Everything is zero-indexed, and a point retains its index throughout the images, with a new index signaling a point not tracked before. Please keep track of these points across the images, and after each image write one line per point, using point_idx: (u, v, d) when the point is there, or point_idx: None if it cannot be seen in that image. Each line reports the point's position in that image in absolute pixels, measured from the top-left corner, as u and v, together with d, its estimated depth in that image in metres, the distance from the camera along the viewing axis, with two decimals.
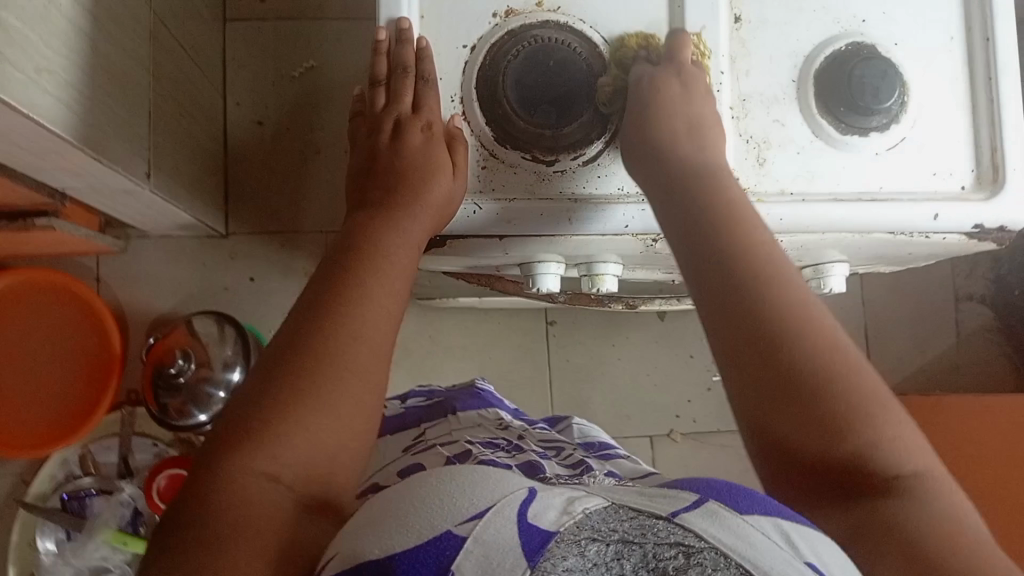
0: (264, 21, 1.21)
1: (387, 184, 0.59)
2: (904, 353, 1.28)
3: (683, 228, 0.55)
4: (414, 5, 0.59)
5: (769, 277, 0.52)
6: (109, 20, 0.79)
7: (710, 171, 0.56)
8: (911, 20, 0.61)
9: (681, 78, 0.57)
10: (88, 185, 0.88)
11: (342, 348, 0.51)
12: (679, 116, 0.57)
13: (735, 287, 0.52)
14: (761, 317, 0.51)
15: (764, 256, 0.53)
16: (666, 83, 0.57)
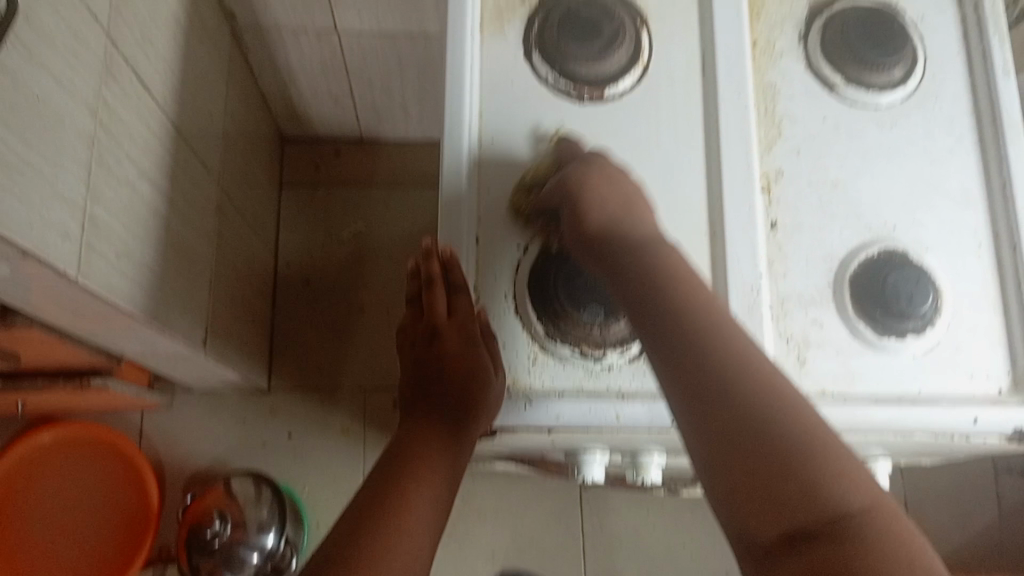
0: (318, 187, 1.31)
1: (433, 394, 0.64)
2: (946, 528, 1.24)
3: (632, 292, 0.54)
4: (472, 208, 0.63)
5: (710, 322, 0.50)
6: (182, 199, 0.86)
7: (669, 257, 0.55)
8: (939, 228, 0.65)
9: (600, 168, 0.60)
10: (146, 350, 0.91)
11: (385, 550, 0.53)
12: (608, 204, 0.58)
13: (673, 325, 0.50)
14: (698, 353, 0.49)
15: (702, 304, 0.52)
16: (582, 172, 0.59)
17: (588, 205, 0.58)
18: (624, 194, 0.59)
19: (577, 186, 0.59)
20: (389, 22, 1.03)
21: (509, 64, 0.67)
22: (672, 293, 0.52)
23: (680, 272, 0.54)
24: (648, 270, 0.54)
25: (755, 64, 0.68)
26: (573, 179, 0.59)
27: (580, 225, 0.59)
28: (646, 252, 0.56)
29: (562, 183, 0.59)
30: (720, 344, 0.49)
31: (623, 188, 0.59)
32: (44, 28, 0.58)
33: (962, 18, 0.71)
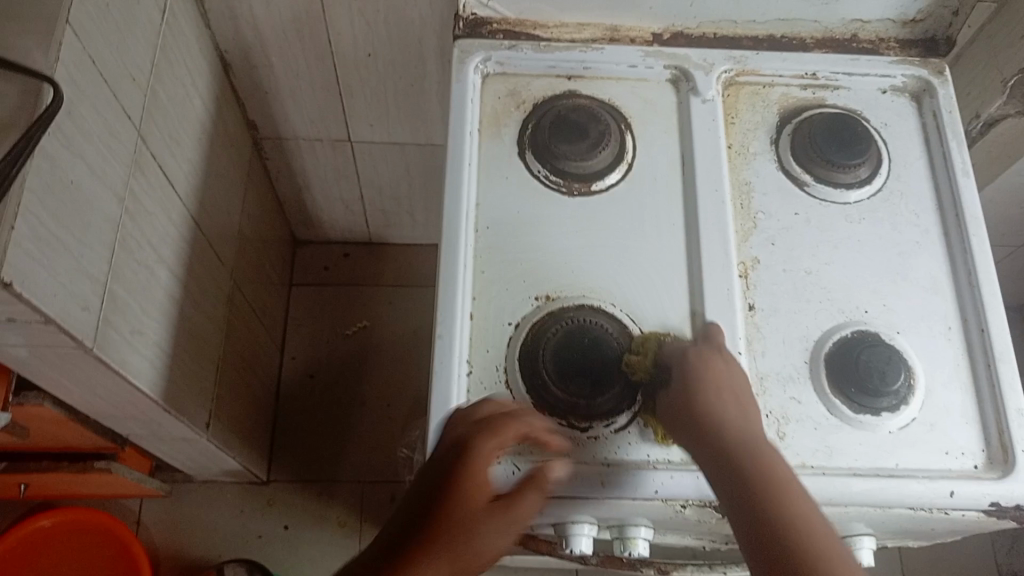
0: (327, 285, 1.36)
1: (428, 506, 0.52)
2: None
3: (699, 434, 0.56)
4: (468, 287, 0.68)
5: (779, 476, 0.53)
6: (196, 288, 0.91)
7: (735, 396, 0.58)
8: (910, 311, 0.68)
9: (723, 361, 0.60)
10: (151, 432, 0.94)
11: None
12: (726, 390, 0.58)
13: (743, 477, 0.53)
14: (768, 511, 0.51)
15: (774, 461, 0.54)
16: (710, 360, 0.60)
17: (699, 391, 0.57)
18: (728, 388, 0.58)
19: (697, 378, 0.58)
20: (399, 132, 1.11)
21: (504, 161, 0.74)
22: (742, 442, 0.55)
23: (746, 419, 0.56)
24: (716, 412, 0.56)
25: (731, 163, 0.74)
26: (698, 366, 0.59)
27: (693, 406, 0.57)
28: (748, 438, 0.55)
29: (689, 363, 0.60)
30: (788, 504, 0.52)
31: (735, 382, 0.59)
32: (83, 122, 0.65)
33: (923, 124, 0.76)
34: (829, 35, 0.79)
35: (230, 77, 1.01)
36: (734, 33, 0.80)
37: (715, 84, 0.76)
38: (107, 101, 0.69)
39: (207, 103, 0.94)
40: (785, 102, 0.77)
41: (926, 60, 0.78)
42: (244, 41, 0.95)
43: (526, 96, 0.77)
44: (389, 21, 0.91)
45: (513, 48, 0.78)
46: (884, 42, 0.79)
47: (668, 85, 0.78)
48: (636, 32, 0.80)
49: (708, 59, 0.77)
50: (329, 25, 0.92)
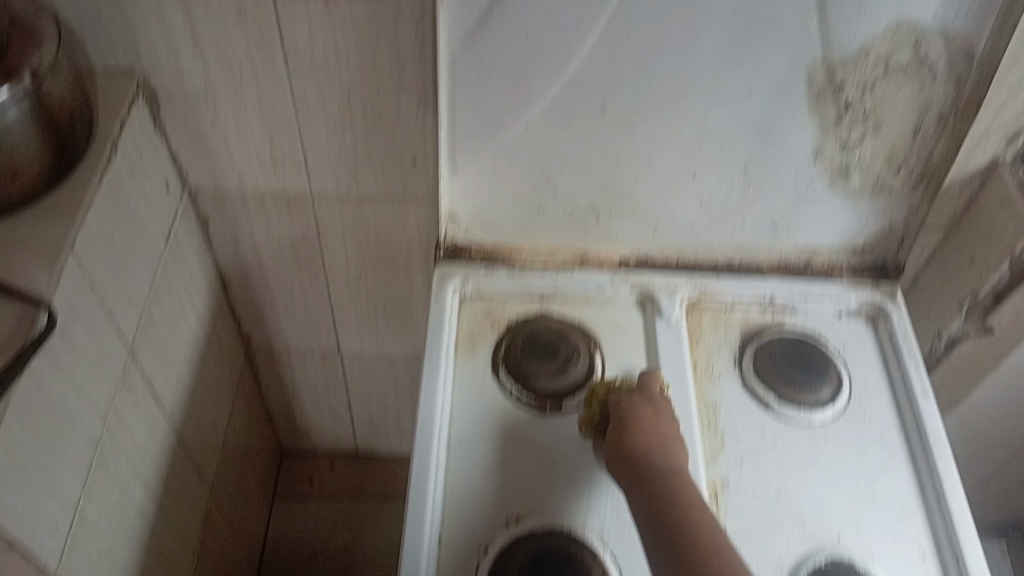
0: (311, 497, 1.35)
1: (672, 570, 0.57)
2: None
3: (615, 440, 0.65)
4: (437, 509, 0.68)
5: (681, 479, 0.62)
6: (166, 501, 0.92)
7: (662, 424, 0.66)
8: (883, 535, 0.68)
9: (652, 404, 0.68)
10: None
11: None
12: (652, 434, 0.65)
13: (650, 477, 0.62)
14: (665, 500, 0.60)
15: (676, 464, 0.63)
16: (640, 408, 0.67)
17: (628, 412, 0.67)
18: (660, 431, 0.66)
19: (630, 422, 0.66)
20: (387, 346, 1.15)
21: (478, 379, 0.77)
22: (654, 448, 0.64)
23: (664, 432, 0.66)
24: (638, 426, 0.66)
25: (698, 382, 0.77)
26: (634, 400, 0.68)
27: (625, 449, 0.64)
28: (662, 448, 0.64)
29: (622, 412, 0.67)
30: (683, 496, 0.61)
31: (664, 426, 0.66)
32: (75, 343, 0.69)
33: (880, 344, 0.80)
34: (784, 261, 0.86)
35: (229, 295, 1.07)
36: (696, 259, 0.86)
37: (679, 306, 0.81)
38: (101, 321, 0.73)
39: (202, 319, 0.99)
40: (746, 324, 0.81)
41: (877, 285, 0.84)
42: (244, 263, 1.02)
43: (501, 316, 0.82)
44: (378, 246, 0.98)
45: (490, 271, 0.84)
46: (836, 269, 0.85)
47: (634, 307, 0.82)
48: (606, 256, 0.87)
49: (671, 281, 0.83)
50: (323, 249, 0.99)
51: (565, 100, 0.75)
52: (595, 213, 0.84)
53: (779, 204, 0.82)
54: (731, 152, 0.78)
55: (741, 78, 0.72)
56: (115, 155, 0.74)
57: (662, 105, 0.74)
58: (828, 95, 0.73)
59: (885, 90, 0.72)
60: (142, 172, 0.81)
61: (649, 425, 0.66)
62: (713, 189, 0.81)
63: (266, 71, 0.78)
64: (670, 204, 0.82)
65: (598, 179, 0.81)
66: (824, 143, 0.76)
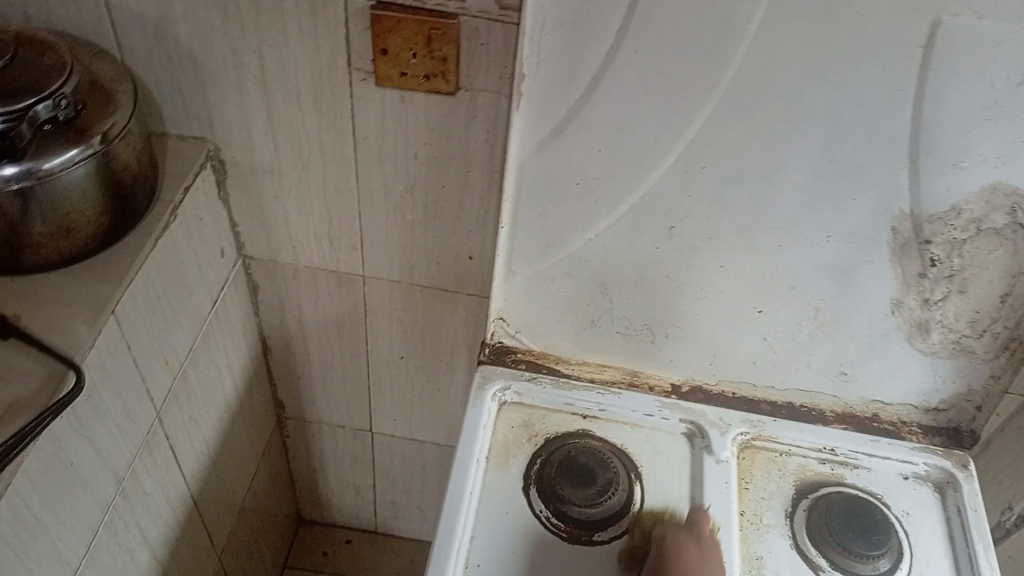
0: (321, 572, 1.30)
1: None
2: None
3: (650, 485, 0.71)
4: None
5: (698, 528, 0.67)
6: (175, 569, 0.89)
7: (697, 488, 0.71)
8: None
9: (690, 471, 0.73)
10: None
11: None
12: (684, 492, 0.70)
13: (670, 517, 0.67)
14: (678, 538, 0.66)
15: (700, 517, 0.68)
16: (677, 470, 0.73)
17: (669, 469, 0.73)
18: (690, 491, 0.71)
19: None
20: (420, 430, 1.12)
21: (506, 495, 0.72)
22: (682, 499, 0.69)
23: (696, 494, 0.70)
24: None
25: (743, 532, 0.71)
26: (674, 465, 0.73)
27: None
28: (690, 501, 0.69)
29: (662, 469, 0.73)
30: (695, 539, 0.66)
31: None
32: (101, 407, 0.67)
33: (947, 518, 0.73)
34: (849, 409, 0.80)
35: (268, 361, 1.05)
36: (753, 395, 0.81)
37: (730, 444, 0.77)
38: (132, 385, 0.72)
39: (238, 384, 0.98)
40: (801, 474, 0.76)
41: (949, 451, 0.77)
42: (287, 332, 1.00)
43: (539, 429, 0.78)
44: (424, 333, 0.96)
45: (534, 381, 0.81)
46: (906, 426, 0.79)
47: (681, 437, 0.78)
48: (656, 379, 0.83)
49: (723, 418, 0.79)
50: (368, 330, 0.97)
51: (632, 218, 0.72)
52: (650, 333, 0.80)
53: (850, 353, 0.77)
54: (803, 291, 0.74)
55: (818, 223, 0.69)
56: (173, 221, 0.75)
57: (734, 236, 0.72)
58: (913, 248, 0.69)
59: (975, 250, 0.68)
60: (199, 237, 0.81)
61: None
62: (778, 327, 0.77)
63: (334, 153, 0.77)
64: (731, 336, 0.78)
65: (657, 300, 0.77)
66: (904, 296, 0.72)
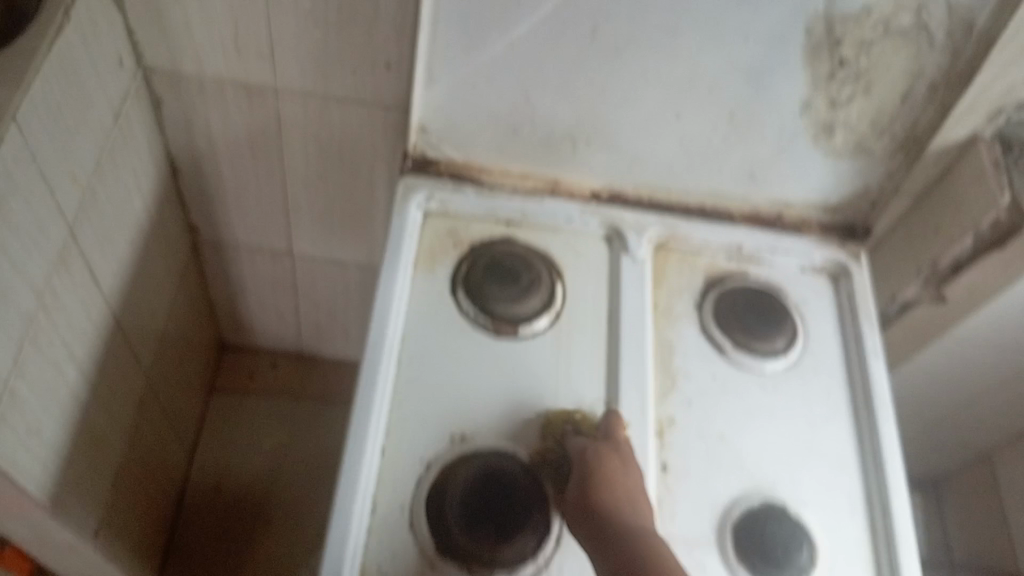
0: (247, 394, 1.35)
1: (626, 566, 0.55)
2: None
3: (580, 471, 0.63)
4: (382, 420, 0.67)
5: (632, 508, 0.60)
6: (104, 388, 0.90)
7: (619, 461, 0.64)
8: (818, 487, 0.70)
9: (618, 456, 0.64)
10: (30, 539, 0.88)
11: None
12: (619, 484, 0.61)
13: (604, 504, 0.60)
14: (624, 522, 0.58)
15: (630, 496, 0.61)
16: (606, 457, 0.63)
17: (597, 455, 0.64)
18: (621, 485, 0.61)
19: (593, 475, 0.62)
20: (341, 252, 1.12)
21: (436, 298, 0.75)
22: (612, 480, 0.61)
23: (621, 473, 0.62)
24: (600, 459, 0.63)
25: (656, 323, 0.77)
26: (599, 459, 0.63)
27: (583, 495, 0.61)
28: (625, 497, 0.60)
29: (585, 457, 0.64)
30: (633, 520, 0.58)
31: (628, 480, 0.62)
32: (12, 217, 0.65)
33: (839, 304, 0.81)
34: (756, 210, 0.85)
35: (179, 184, 1.02)
36: (668, 198, 0.85)
37: (646, 245, 0.81)
38: (40, 197, 0.69)
39: (150, 206, 0.95)
40: (711, 270, 0.82)
41: (844, 245, 0.84)
42: (197, 151, 0.97)
43: (464, 235, 0.80)
44: (342, 148, 0.94)
45: (458, 190, 0.82)
46: (806, 224, 0.85)
47: (601, 240, 0.82)
48: (577, 186, 0.85)
49: (640, 220, 0.82)
50: (284, 146, 0.95)
51: (556, 19, 0.71)
52: (572, 140, 0.81)
53: (760, 155, 0.81)
54: (719, 95, 0.76)
55: (737, 23, 0.71)
56: (67, 23, 0.69)
57: (656, 38, 0.72)
58: (824, 49, 0.71)
59: (881, 51, 0.71)
60: (95, 43, 0.75)
61: (607, 458, 0.64)
62: (695, 130, 0.79)
63: None
64: (649, 141, 0.81)
65: (579, 107, 0.78)
66: (813, 97, 0.75)
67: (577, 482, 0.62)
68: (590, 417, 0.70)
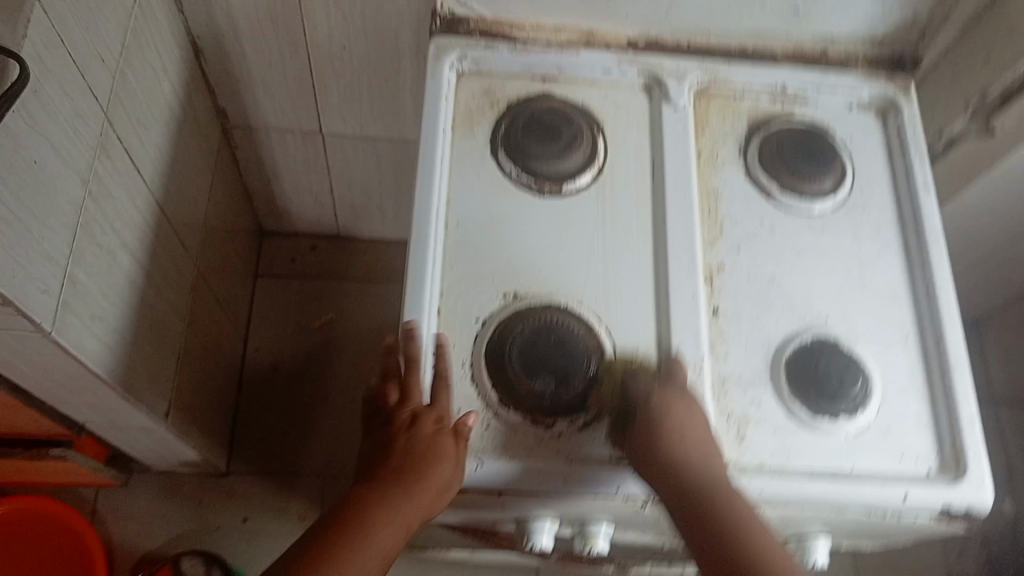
0: (292, 278, 1.38)
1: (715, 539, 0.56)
2: None
3: (647, 417, 0.61)
4: (436, 283, 0.69)
5: (706, 458, 0.60)
6: (158, 275, 0.92)
7: (684, 404, 0.62)
8: (869, 321, 0.70)
9: (681, 394, 0.63)
10: (108, 421, 0.93)
11: None
12: (688, 430, 0.61)
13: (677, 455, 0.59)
14: (700, 481, 0.58)
15: (699, 437, 0.61)
16: (673, 400, 0.62)
17: (659, 396, 0.62)
18: (692, 431, 0.61)
19: (660, 422, 0.61)
20: (372, 127, 1.11)
21: (477, 160, 0.75)
22: (682, 428, 0.61)
23: (687, 413, 0.62)
24: (665, 403, 0.62)
25: (701, 170, 0.76)
26: (663, 404, 0.62)
27: (652, 445, 0.60)
28: (698, 442, 0.60)
29: (652, 404, 0.62)
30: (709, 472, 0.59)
31: (698, 424, 0.61)
32: (49, 103, 0.64)
33: (887, 138, 0.79)
34: (799, 48, 0.82)
35: (203, 66, 1.00)
36: (708, 42, 0.82)
37: (687, 92, 0.79)
38: (73, 81, 0.68)
39: (178, 90, 0.94)
40: (754, 112, 0.80)
41: (893, 77, 0.81)
42: (218, 29, 0.94)
43: (500, 95, 0.78)
44: (364, 15, 0.91)
45: (490, 48, 0.79)
46: (852, 58, 0.82)
47: (640, 90, 0.80)
48: (611, 36, 0.82)
49: (680, 66, 0.80)
50: (305, 18, 0.92)
51: None
52: None
53: None
54: None
55: None
56: None
57: None
58: None
59: None
60: None
61: (671, 404, 0.62)
62: None
63: None
64: None
65: None
66: None
67: (644, 425, 0.61)
68: (641, 267, 0.71)
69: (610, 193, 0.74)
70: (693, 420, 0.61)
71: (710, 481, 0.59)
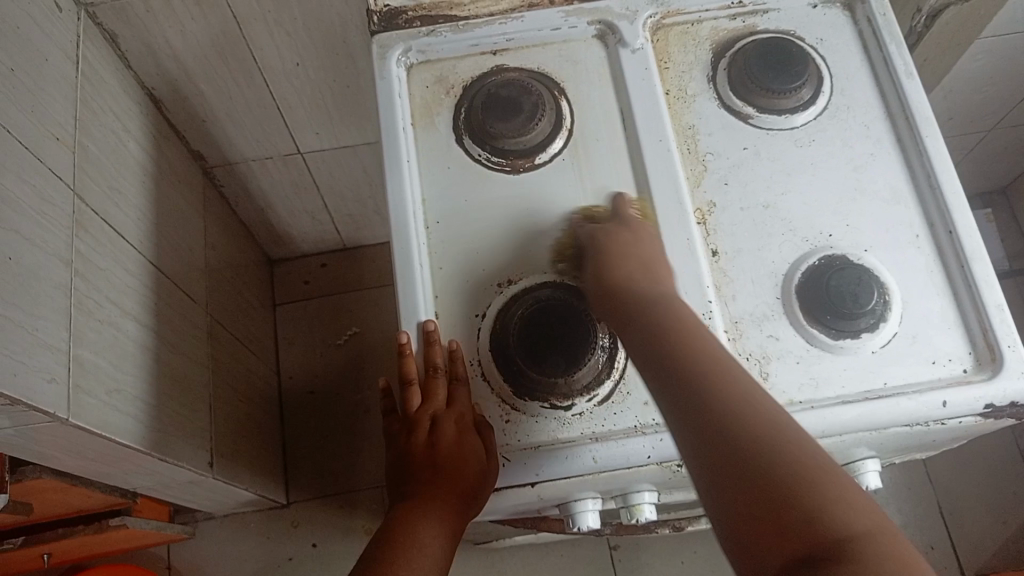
0: (309, 299, 1.38)
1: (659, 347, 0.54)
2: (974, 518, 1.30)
3: (595, 258, 0.64)
4: (427, 287, 0.67)
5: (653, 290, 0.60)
6: (169, 332, 0.93)
7: (631, 241, 0.64)
8: (877, 228, 0.67)
9: (628, 228, 0.66)
10: (156, 482, 0.95)
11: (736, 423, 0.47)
12: (631, 257, 0.63)
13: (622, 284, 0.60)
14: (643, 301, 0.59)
15: (646, 265, 0.63)
16: (616, 234, 0.65)
17: (608, 234, 0.65)
18: (639, 253, 0.63)
19: (606, 251, 0.64)
20: (347, 136, 1.09)
21: (443, 152, 0.73)
22: (628, 261, 0.62)
23: (634, 247, 0.64)
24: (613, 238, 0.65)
25: (672, 109, 0.73)
26: (608, 238, 0.65)
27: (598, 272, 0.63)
28: (645, 272, 0.62)
29: (598, 239, 0.65)
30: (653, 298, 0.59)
31: (647, 250, 0.64)
32: (10, 196, 0.64)
33: (860, 31, 0.75)
34: None
35: (166, 114, 1.00)
36: None
37: (641, 31, 0.75)
38: (30, 167, 0.68)
39: (145, 145, 0.94)
40: (715, 37, 0.76)
41: None
42: (169, 75, 0.94)
43: (453, 80, 0.76)
44: (308, 28, 0.89)
45: (433, 33, 0.76)
46: None
47: (594, 41, 0.77)
48: None
49: (630, 6, 0.76)
50: (251, 45, 0.90)
51: None
52: None
53: None
54: None
55: None
56: None
57: None
58: None
59: None
60: None
61: (620, 240, 0.64)
62: None
63: None
64: None
65: None
66: None
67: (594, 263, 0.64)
68: (630, 225, 0.69)
69: (584, 155, 0.72)
70: (638, 248, 0.64)
71: (658, 302, 0.59)
